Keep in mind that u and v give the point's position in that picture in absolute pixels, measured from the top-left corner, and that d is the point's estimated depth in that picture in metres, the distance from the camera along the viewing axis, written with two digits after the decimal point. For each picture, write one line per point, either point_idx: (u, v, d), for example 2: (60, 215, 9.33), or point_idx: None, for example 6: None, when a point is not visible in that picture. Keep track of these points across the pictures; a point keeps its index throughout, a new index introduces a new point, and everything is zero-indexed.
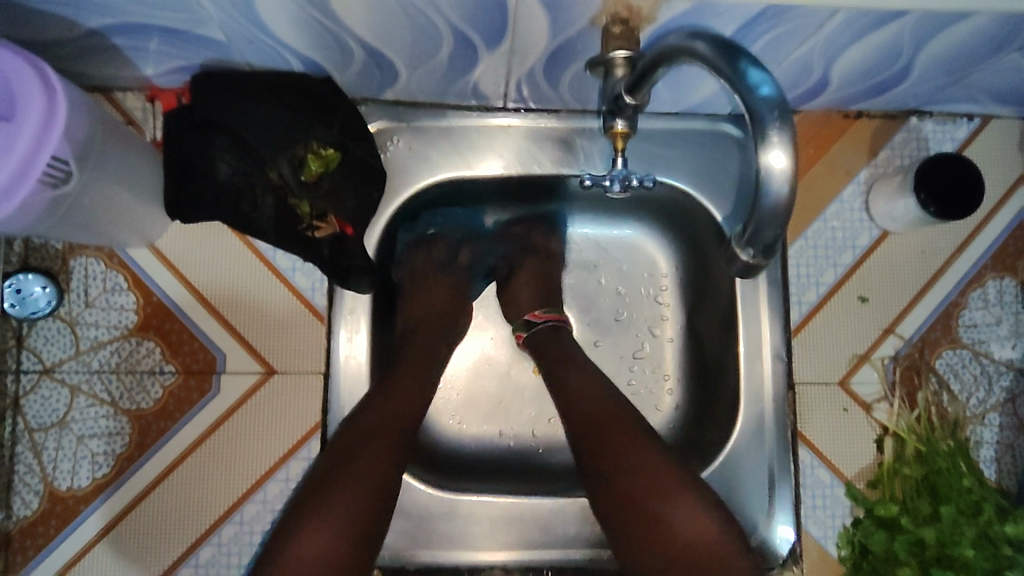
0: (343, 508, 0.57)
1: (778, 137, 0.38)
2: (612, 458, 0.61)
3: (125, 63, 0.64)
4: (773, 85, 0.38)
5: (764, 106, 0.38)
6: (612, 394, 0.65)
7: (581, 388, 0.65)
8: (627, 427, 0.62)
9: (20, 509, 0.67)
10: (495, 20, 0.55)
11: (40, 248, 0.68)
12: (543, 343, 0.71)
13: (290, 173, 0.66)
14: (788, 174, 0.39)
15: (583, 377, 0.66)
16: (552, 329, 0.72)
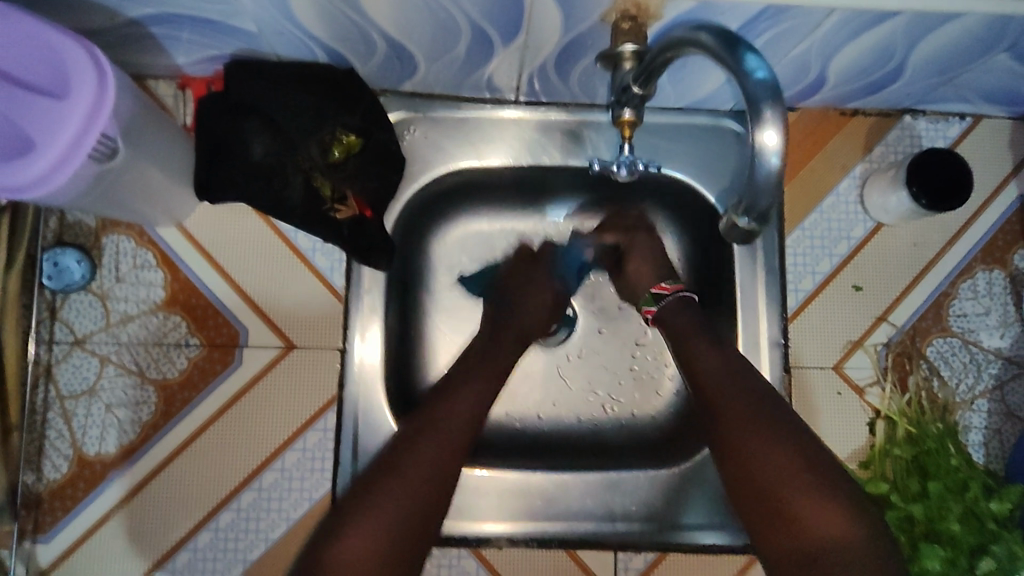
0: (395, 505, 0.57)
1: (770, 119, 0.41)
2: (755, 453, 0.57)
3: (160, 52, 0.68)
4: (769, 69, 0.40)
5: (761, 89, 0.41)
6: (735, 383, 0.61)
7: (717, 380, 0.62)
8: (756, 417, 0.59)
9: (50, 472, 0.70)
10: (510, 15, 0.59)
11: (74, 225, 0.72)
12: (681, 330, 0.68)
13: (318, 155, 0.70)
14: (779, 153, 0.41)
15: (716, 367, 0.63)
16: (681, 301, 0.70)
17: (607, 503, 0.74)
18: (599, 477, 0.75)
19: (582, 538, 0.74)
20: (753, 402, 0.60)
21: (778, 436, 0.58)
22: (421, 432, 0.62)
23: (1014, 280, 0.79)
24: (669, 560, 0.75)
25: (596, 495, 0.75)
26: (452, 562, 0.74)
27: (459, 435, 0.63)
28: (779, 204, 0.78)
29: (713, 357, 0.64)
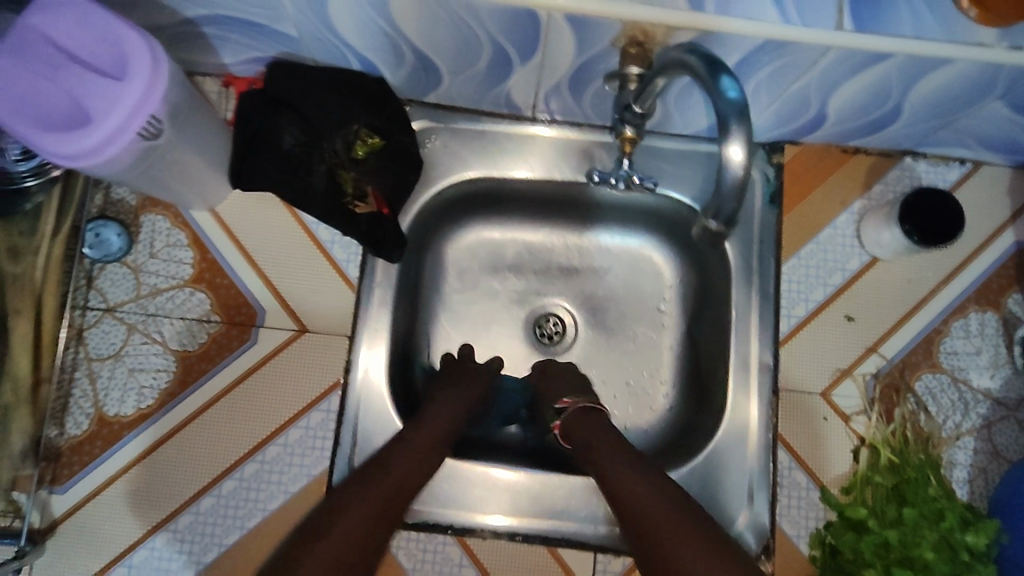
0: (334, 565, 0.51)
1: (737, 137, 0.45)
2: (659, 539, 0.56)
3: (210, 51, 0.75)
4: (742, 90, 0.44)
5: (730, 106, 0.45)
6: (650, 484, 0.61)
7: (641, 487, 0.61)
8: (672, 512, 0.58)
9: (71, 428, 0.75)
10: (529, 35, 0.64)
11: (117, 203, 0.78)
12: (589, 442, 0.68)
13: (342, 148, 0.75)
14: (743, 167, 0.46)
15: (625, 469, 0.63)
16: (581, 412, 0.72)
17: (593, 508, 0.76)
18: (586, 481, 0.77)
19: (566, 537, 0.76)
20: (661, 498, 0.59)
21: (689, 526, 0.56)
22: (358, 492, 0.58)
23: (1007, 323, 0.81)
24: None
25: (583, 497, 0.76)
26: (436, 547, 0.77)
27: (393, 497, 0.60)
28: (777, 231, 0.81)
29: (620, 459, 0.65)
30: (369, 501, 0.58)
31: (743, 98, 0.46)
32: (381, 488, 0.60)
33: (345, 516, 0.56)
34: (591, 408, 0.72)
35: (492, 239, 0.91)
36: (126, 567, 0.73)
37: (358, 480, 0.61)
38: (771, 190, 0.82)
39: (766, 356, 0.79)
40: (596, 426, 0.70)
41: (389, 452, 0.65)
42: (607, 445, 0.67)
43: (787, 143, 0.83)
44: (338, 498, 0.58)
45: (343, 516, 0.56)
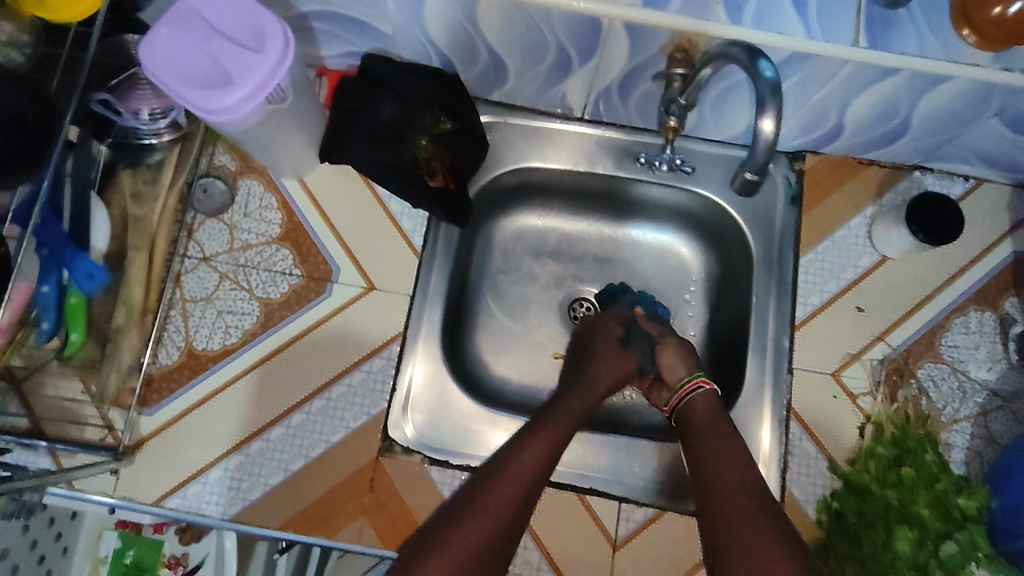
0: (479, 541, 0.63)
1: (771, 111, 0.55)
2: (725, 505, 0.70)
3: (313, 43, 0.88)
4: (778, 71, 0.54)
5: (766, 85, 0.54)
6: (742, 466, 0.73)
7: (730, 470, 0.73)
8: (749, 497, 0.69)
9: (164, 358, 0.85)
10: (590, 40, 0.76)
11: (219, 168, 0.91)
12: (699, 421, 0.80)
13: (429, 124, 0.88)
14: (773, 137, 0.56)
15: (721, 445, 0.76)
16: (706, 396, 0.82)
17: (617, 463, 0.85)
18: (611, 438, 0.86)
19: (593, 487, 0.84)
20: (745, 477, 0.72)
21: (759, 511, 0.68)
22: (504, 475, 0.68)
23: (1004, 322, 0.89)
24: (667, 517, 0.83)
25: (611, 453, 0.85)
26: None
27: (533, 482, 0.69)
28: (796, 229, 0.91)
29: (720, 436, 0.77)
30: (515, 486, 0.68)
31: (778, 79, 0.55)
32: (525, 471, 0.69)
33: (491, 496, 0.66)
34: (714, 393, 0.82)
35: (538, 226, 1.02)
36: (202, 483, 0.82)
37: (505, 462, 0.69)
38: (792, 193, 0.92)
39: (782, 338, 0.88)
40: (705, 406, 0.80)
41: (534, 430, 0.73)
42: (718, 430, 0.77)
43: (808, 153, 0.94)
44: (484, 478, 0.68)
45: (486, 497, 0.66)
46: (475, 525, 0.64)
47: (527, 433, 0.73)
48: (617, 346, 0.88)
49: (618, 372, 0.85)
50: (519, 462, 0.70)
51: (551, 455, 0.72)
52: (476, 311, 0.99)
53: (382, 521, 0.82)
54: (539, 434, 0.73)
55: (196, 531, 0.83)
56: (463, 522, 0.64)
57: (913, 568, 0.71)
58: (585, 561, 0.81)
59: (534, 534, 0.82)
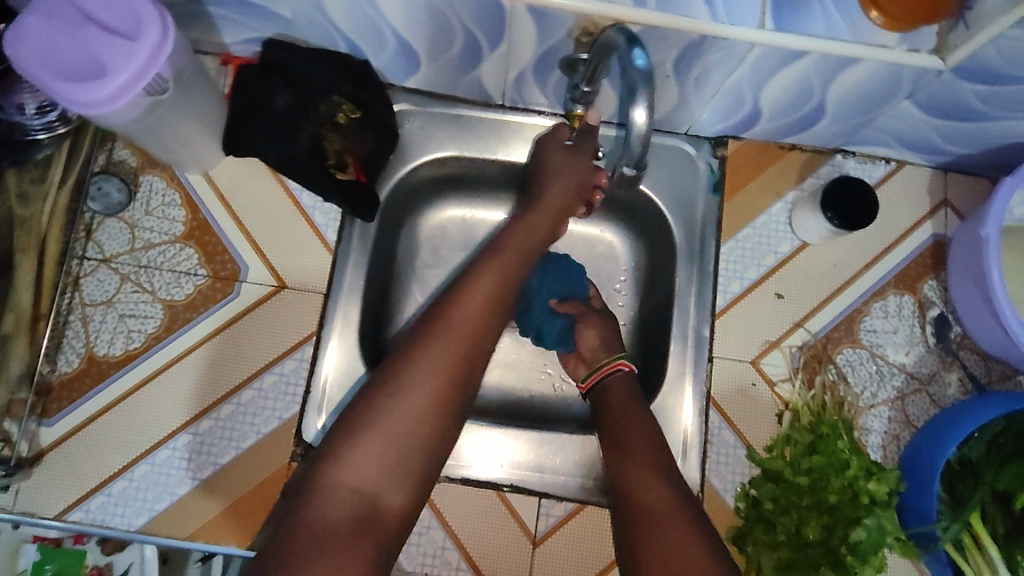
0: (384, 454, 0.62)
1: (642, 99, 0.54)
2: (640, 494, 0.68)
3: (212, 30, 0.83)
4: (649, 60, 0.53)
5: (639, 72, 0.54)
6: (654, 444, 0.74)
7: (638, 441, 0.74)
8: (655, 469, 0.70)
9: (63, 365, 0.81)
10: (497, 25, 0.73)
11: (118, 164, 0.86)
12: (614, 404, 0.79)
13: (327, 112, 0.83)
14: (645, 128, 0.54)
15: (640, 429, 0.75)
16: (626, 377, 0.82)
17: (538, 458, 0.84)
18: (536, 435, 0.84)
19: (514, 484, 0.83)
20: (655, 456, 0.72)
21: (663, 482, 0.69)
22: (405, 382, 0.64)
23: (922, 305, 0.90)
24: (587, 511, 0.83)
25: (535, 449, 0.84)
26: None
27: (445, 389, 0.65)
28: (718, 216, 0.90)
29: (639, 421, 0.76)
30: (423, 392, 0.64)
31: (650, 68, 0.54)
32: (435, 376, 0.65)
33: (394, 407, 0.63)
34: (633, 375, 0.83)
35: (461, 217, 1.00)
36: (106, 495, 0.79)
37: (404, 371, 0.64)
38: (714, 179, 0.91)
39: (703, 327, 0.87)
40: (621, 389, 0.81)
41: (435, 328, 0.67)
42: (630, 406, 0.79)
43: (730, 138, 0.93)
44: (388, 379, 0.64)
45: (389, 408, 0.63)
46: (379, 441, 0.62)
47: (434, 325, 0.67)
48: (538, 220, 0.80)
49: (561, 208, 0.81)
50: (423, 363, 0.65)
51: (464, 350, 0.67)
52: (399, 307, 0.96)
53: None
54: (442, 336, 0.67)
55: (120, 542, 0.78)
56: (361, 438, 0.62)
57: (823, 553, 0.75)
58: (505, 557, 0.81)
59: (455, 535, 0.81)
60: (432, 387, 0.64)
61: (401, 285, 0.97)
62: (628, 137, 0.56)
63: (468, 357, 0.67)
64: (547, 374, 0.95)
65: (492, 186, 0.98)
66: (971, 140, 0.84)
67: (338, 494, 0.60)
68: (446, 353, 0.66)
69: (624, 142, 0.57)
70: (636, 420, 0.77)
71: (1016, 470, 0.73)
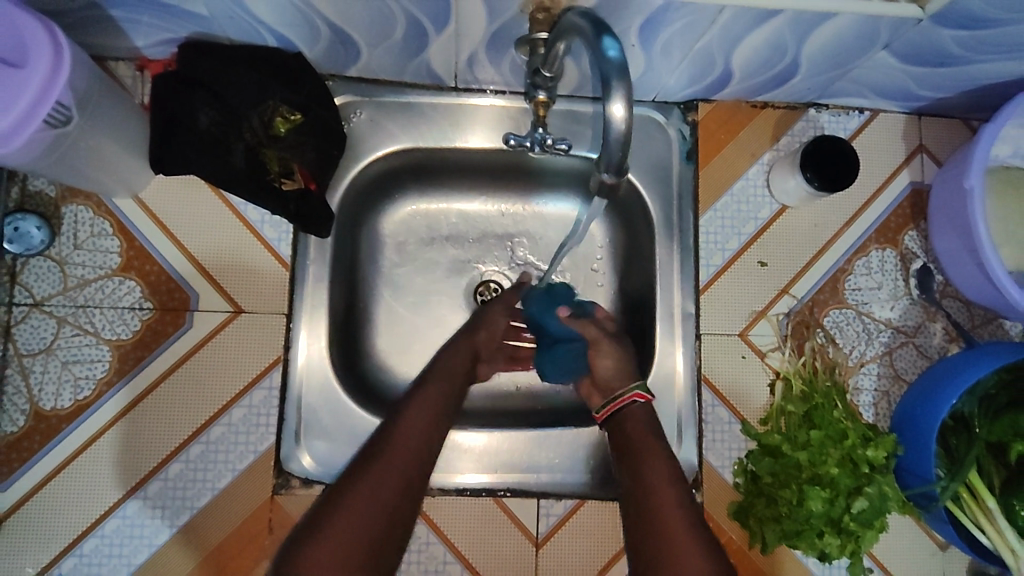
0: (344, 543, 0.54)
1: (619, 93, 0.48)
2: (674, 545, 0.58)
3: (119, 35, 0.73)
4: (622, 50, 0.48)
5: (612, 66, 0.48)
6: (677, 488, 0.63)
7: (659, 483, 0.64)
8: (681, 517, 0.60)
9: (7, 426, 0.74)
10: (441, 5, 0.65)
11: (35, 195, 0.77)
12: (639, 440, 0.69)
13: (259, 125, 0.75)
14: (626, 126, 0.49)
15: (665, 476, 0.64)
16: (643, 409, 0.72)
17: (534, 458, 0.81)
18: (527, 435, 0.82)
19: (509, 487, 0.80)
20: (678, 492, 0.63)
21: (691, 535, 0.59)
22: (391, 438, 0.63)
23: (904, 258, 0.88)
24: (587, 506, 0.81)
25: (527, 449, 0.81)
26: None
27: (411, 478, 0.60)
28: (693, 186, 0.86)
29: (660, 455, 0.66)
30: (406, 447, 0.62)
31: (623, 60, 0.49)
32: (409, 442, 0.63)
33: (385, 452, 0.61)
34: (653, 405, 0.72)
35: (426, 210, 0.93)
36: (77, 556, 0.73)
37: (362, 466, 0.60)
38: (687, 148, 0.87)
39: (688, 303, 0.85)
40: (645, 420, 0.71)
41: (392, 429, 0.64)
42: (649, 442, 0.68)
43: (701, 101, 0.88)
44: (367, 454, 0.61)
45: (380, 457, 0.60)
46: (373, 483, 0.58)
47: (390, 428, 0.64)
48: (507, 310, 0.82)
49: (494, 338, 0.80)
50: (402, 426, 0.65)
51: (429, 425, 0.66)
52: (369, 312, 0.91)
53: None
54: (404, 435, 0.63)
55: None
56: (358, 485, 0.57)
57: (826, 522, 0.73)
58: (507, 562, 0.79)
59: (454, 548, 0.79)
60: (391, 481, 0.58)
61: (368, 291, 0.91)
62: (606, 138, 0.50)
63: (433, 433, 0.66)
64: None
65: (455, 174, 0.92)
66: (948, 84, 0.81)
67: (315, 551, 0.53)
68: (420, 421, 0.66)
69: (603, 143, 0.51)
70: (658, 463, 0.66)
71: (1009, 423, 0.73)
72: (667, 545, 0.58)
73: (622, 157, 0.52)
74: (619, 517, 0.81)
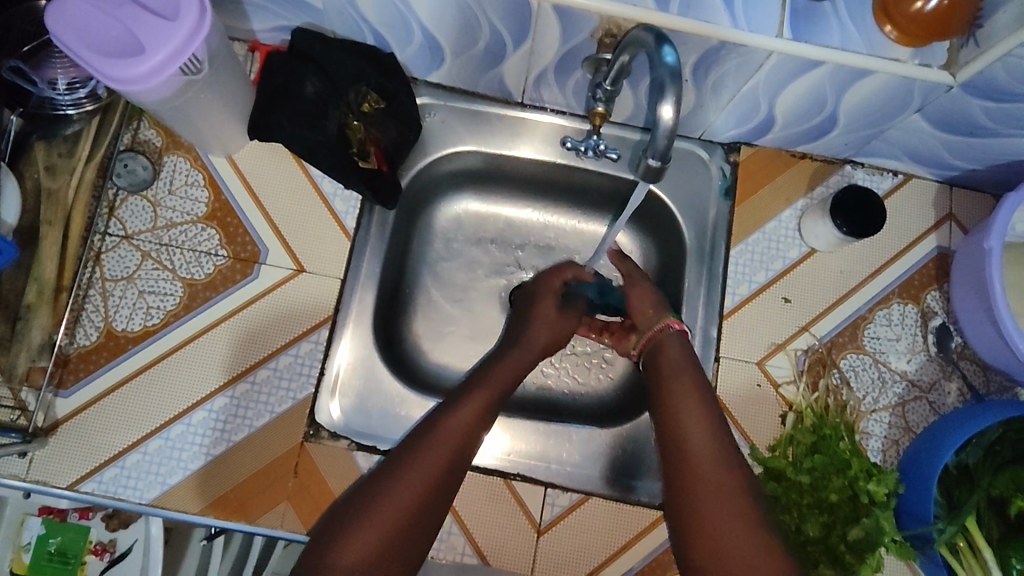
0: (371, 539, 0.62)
1: (670, 97, 0.58)
2: (705, 494, 0.65)
3: (243, 18, 0.85)
4: (678, 58, 0.57)
5: (668, 70, 0.58)
6: (702, 409, 0.72)
7: (686, 401, 0.73)
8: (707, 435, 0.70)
9: (81, 339, 0.82)
10: (522, 23, 0.75)
11: (143, 143, 0.88)
12: (672, 368, 0.77)
13: (354, 101, 0.85)
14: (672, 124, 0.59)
15: (695, 402, 0.73)
16: (681, 335, 0.80)
17: (545, 449, 0.85)
18: (542, 426, 0.86)
19: (520, 471, 0.84)
20: (719, 444, 0.69)
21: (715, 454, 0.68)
22: (431, 438, 0.70)
23: (925, 315, 0.92)
24: (591, 503, 0.84)
25: (540, 438, 0.86)
26: None
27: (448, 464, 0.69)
28: (729, 220, 0.93)
29: (692, 398, 0.73)
30: (436, 451, 0.69)
31: (679, 66, 0.59)
32: (454, 436, 0.71)
33: (423, 449, 0.69)
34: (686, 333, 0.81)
35: (478, 211, 1.02)
36: (119, 467, 0.80)
37: (402, 459, 0.68)
38: (726, 185, 0.94)
39: (711, 327, 0.90)
40: (677, 347, 0.79)
41: (433, 426, 0.71)
42: (683, 370, 0.76)
43: (744, 145, 0.95)
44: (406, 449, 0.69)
45: (417, 457, 0.68)
46: (412, 478, 0.67)
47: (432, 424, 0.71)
48: (556, 307, 0.89)
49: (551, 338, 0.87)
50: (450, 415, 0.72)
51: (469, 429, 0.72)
52: (413, 295, 0.98)
53: (303, 509, 0.80)
54: (441, 433, 0.71)
55: (125, 517, 0.79)
56: (406, 464, 0.68)
57: (822, 550, 0.76)
58: (509, 544, 0.82)
59: (461, 521, 0.82)
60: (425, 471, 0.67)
61: (415, 276, 0.99)
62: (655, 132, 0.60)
63: (481, 423, 0.74)
64: (554, 368, 0.96)
65: (511, 181, 1.00)
66: (977, 156, 0.87)
67: (346, 546, 0.62)
68: (464, 420, 0.72)
69: (653, 135, 0.62)
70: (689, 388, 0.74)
71: (1011, 477, 0.75)
72: (697, 491, 0.66)
73: (666, 148, 0.62)
74: (622, 518, 0.84)
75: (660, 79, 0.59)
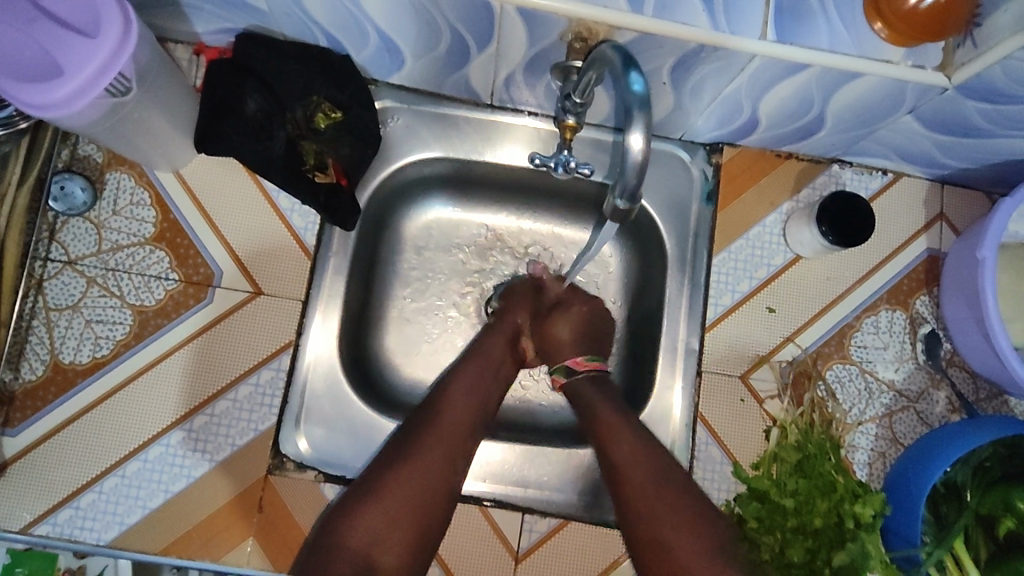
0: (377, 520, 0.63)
1: (639, 125, 0.55)
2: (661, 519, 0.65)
3: (183, 19, 0.78)
4: (646, 86, 0.54)
5: (636, 99, 0.54)
6: (634, 431, 0.72)
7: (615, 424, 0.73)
8: (638, 452, 0.70)
9: (26, 373, 0.78)
10: (485, 26, 0.69)
11: (83, 159, 0.82)
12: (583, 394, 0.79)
13: (303, 116, 0.80)
14: (642, 155, 0.56)
15: (622, 426, 0.73)
16: (592, 377, 0.80)
17: (523, 472, 0.82)
18: (519, 448, 0.83)
19: (496, 498, 0.81)
20: (654, 465, 0.69)
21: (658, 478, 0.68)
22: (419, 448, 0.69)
23: (913, 322, 0.88)
24: (569, 527, 0.82)
25: (517, 462, 0.82)
26: None
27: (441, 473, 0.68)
28: (711, 226, 0.88)
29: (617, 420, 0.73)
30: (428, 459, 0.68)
31: (647, 93, 0.55)
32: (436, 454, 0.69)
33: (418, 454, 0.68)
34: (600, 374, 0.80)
35: (448, 218, 0.95)
36: (74, 508, 0.76)
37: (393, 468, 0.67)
38: (708, 188, 0.89)
39: (693, 339, 0.86)
40: (593, 388, 0.79)
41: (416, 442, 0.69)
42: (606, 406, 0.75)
43: (726, 145, 0.90)
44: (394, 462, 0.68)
45: (408, 462, 0.67)
46: (408, 477, 0.66)
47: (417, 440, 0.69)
48: (508, 343, 0.83)
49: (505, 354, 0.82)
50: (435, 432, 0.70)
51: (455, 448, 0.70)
52: None
53: (270, 544, 0.78)
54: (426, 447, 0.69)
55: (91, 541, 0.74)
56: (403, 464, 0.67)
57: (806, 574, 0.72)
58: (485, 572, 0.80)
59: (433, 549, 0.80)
60: (419, 474, 0.67)
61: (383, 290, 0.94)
62: (624, 165, 0.57)
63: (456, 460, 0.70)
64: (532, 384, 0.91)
65: (482, 188, 0.94)
66: (971, 155, 0.82)
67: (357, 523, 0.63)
68: (433, 456, 0.68)
69: (621, 169, 0.58)
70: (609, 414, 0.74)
71: (1000, 495, 0.72)
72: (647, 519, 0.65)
73: (636, 183, 0.59)
74: (602, 541, 0.82)
75: (626, 108, 0.56)
